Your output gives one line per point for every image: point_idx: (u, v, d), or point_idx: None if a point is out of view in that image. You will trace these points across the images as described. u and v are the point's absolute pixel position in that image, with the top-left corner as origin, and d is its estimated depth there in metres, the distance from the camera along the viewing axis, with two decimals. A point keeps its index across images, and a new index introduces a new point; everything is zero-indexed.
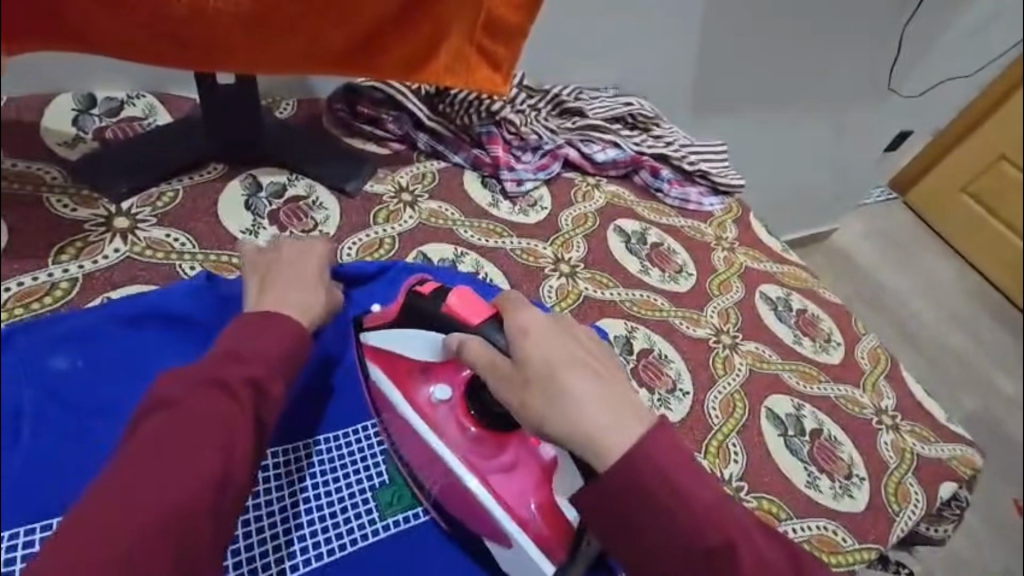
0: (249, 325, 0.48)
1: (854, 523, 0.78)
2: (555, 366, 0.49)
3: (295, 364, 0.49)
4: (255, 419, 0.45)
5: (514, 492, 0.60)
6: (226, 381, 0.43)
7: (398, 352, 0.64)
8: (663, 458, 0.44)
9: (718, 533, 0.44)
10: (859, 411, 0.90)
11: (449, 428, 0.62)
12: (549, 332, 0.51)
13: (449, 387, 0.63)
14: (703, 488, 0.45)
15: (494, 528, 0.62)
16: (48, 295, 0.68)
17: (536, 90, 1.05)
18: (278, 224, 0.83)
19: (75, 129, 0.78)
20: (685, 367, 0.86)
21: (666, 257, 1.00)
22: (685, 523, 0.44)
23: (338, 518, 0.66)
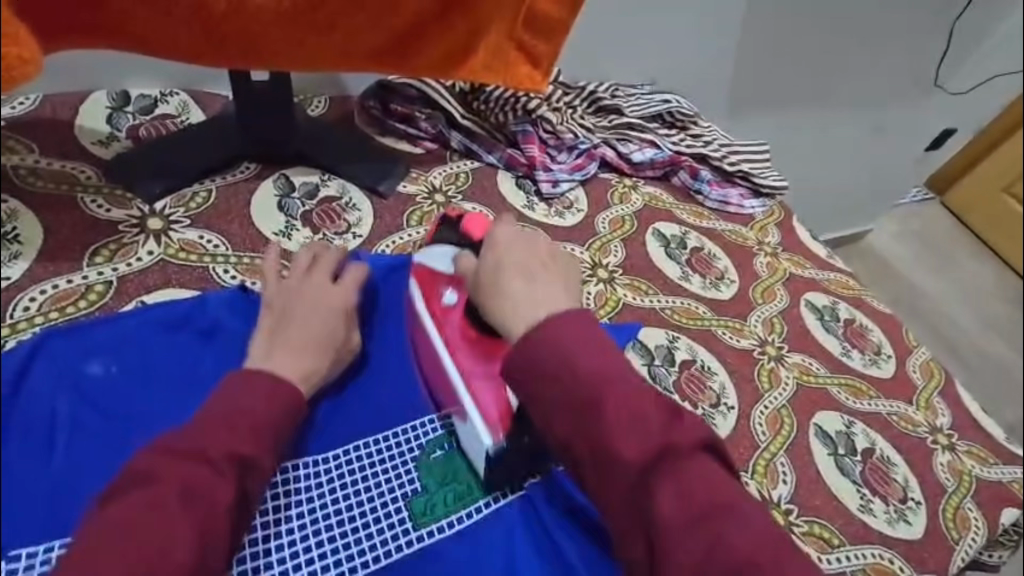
0: (241, 393, 0.59)
1: (911, 551, 0.74)
2: (506, 267, 0.62)
3: (278, 437, 0.59)
4: (239, 490, 0.54)
5: (485, 379, 0.65)
6: (211, 452, 0.53)
7: (428, 261, 0.70)
8: (569, 347, 0.54)
9: (599, 392, 0.52)
10: (914, 430, 0.85)
11: (452, 326, 0.67)
12: (514, 246, 0.64)
13: (457, 293, 0.67)
14: (593, 357, 0.53)
15: (453, 399, 0.67)
16: (83, 298, 0.68)
17: (571, 87, 1.00)
18: (311, 226, 0.80)
19: (110, 127, 0.75)
20: (729, 380, 0.82)
21: (707, 263, 0.96)
22: (572, 385, 0.53)
23: (371, 530, 0.63)
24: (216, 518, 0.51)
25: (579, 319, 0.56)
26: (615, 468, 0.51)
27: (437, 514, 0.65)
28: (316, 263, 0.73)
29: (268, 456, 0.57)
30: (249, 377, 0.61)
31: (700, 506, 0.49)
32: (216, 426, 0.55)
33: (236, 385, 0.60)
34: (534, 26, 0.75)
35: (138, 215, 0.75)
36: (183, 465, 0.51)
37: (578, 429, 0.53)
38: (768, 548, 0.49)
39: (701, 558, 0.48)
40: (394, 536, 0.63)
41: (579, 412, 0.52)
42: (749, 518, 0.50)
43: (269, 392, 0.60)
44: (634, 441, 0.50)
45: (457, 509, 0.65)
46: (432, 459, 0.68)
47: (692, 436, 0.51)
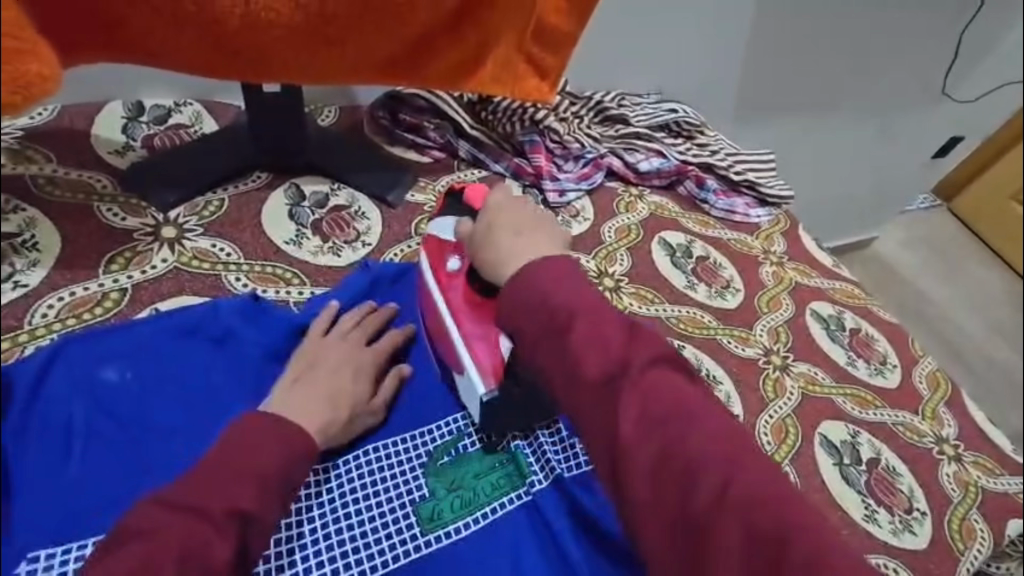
0: (246, 443, 0.56)
1: (916, 561, 0.74)
2: (497, 227, 0.61)
3: (287, 489, 0.56)
4: (237, 548, 0.52)
5: (484, 338, 0.67)
6: (210, 509, 0.51)
7: (436, 231, 0.73)
8: (539, 280, 0.52)
9: (564, 312, 0.50)
10: (919, 440, 0.85)
11: (454, 291, 0.69)
12: (510, 210, 0.63)
13: (460, 259, 0.70)
14: (559, 284, 0.51)
15: (452, 354, 0.69)
16: (98, 305, 0.68)
17: (579, 97, 1.02)
18: (321, 234, 0.82)
19: (125, 137, 0.80)
20: (735, 390, 0.82)
21: (712, 272, 0.97)
22: (538, 305, 0.51)
23: (380, 535, 0.63)
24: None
25: (555, 260, 0.53)
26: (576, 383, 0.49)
27: (446, 519, 0.65)
28: (361, 322, 0.72)
29: (272, 510, 0.55)
30: (258, 426, 0.58)
31: (658, 417, 0.47)
32: (215, 480, 0.53)
33: (245, 434, 0.57)
34: (542, 38, 0.77)
35: (152, 222, 0.75)
36: (180, 521, 0.50)
37: (542, 347, 0.51)
38: (727, 455, 0.47)
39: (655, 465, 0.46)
40: (403, 542, 0.63)
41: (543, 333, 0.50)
42: (715, 428, 0.48)
43: (279, 441, 0.57)
44: (595, 354, 0.49)
45: (465, 514, 0.65)
46: (441, 464, 0.68)
47: (653, 352, 0.50)
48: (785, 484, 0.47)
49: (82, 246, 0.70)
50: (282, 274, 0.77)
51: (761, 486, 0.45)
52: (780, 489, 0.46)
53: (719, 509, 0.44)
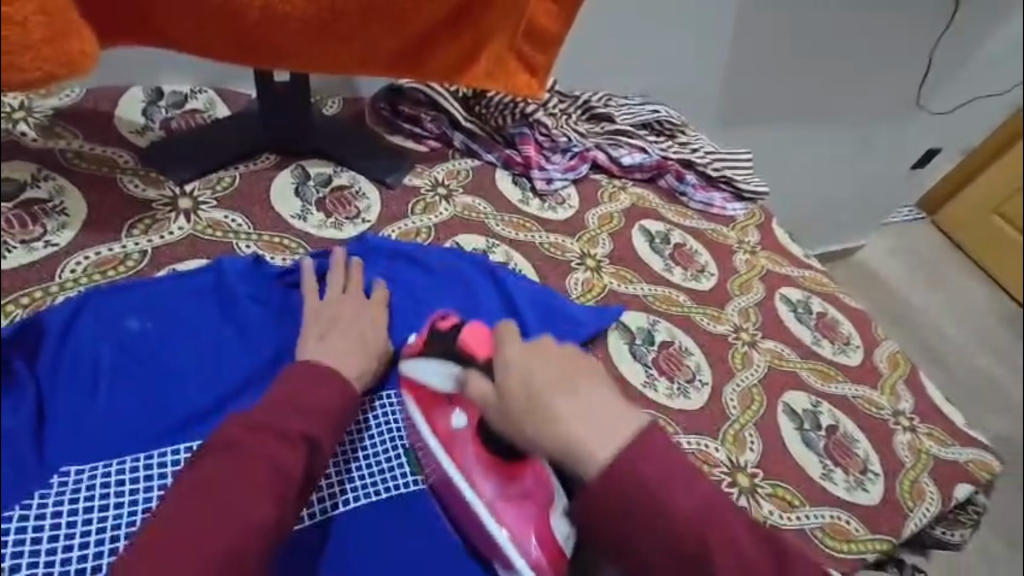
0: (309, 380, 0.62)
1: (867, 515, 0.80)
2: (542, 390, 0.54)
3: (341, 419, 0.63)
4: (307, 463, 0.59)
5: (519, 521, 0.65)
6: (287, 428, 0.57)
7: (428, 381, 0.70)
8: (654, 492, 0.48)
9: (700, 541, 0.48)
10: (876, 411, 0.92)
11: (468, 459, 0.67)
12: (538, 360, 0.57)
13: (464, 415, 0.66)
14: (684, 492, 0.48)
15: (492, 545, 0.66)
16: (121, 264, 0.74)
17: (568, 96, 1.12)
18: (324, 211, 0.89)
19: (144, 119, 0.87)
20: (705, 360, 0.89)
21: (689, 257, 1.04)
22: (669, 529, 0.47)
23: (374, 468, 0.71)
24: (289, 487, 0.56)
25: (651, 445, 0.50)
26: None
27: None
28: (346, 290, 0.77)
29: (331, 437, 0.61)
30: (313, 368, 0.64)
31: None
32: (285, 403, 0.59)
33: (297, 371, 0.64)
34: (531, 37, 0.84)
35: (169, 194, 0.82)
36: (259, 438, 0.56)
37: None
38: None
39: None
40: (394, 476, 0.71)
41: (674, 559, 0.48)
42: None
43: (329, 380, 0.63)
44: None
45: None
46: None
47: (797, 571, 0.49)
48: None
49: (105, 213, 0.76)
50: (289, 244, 0.83)
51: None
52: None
53: None
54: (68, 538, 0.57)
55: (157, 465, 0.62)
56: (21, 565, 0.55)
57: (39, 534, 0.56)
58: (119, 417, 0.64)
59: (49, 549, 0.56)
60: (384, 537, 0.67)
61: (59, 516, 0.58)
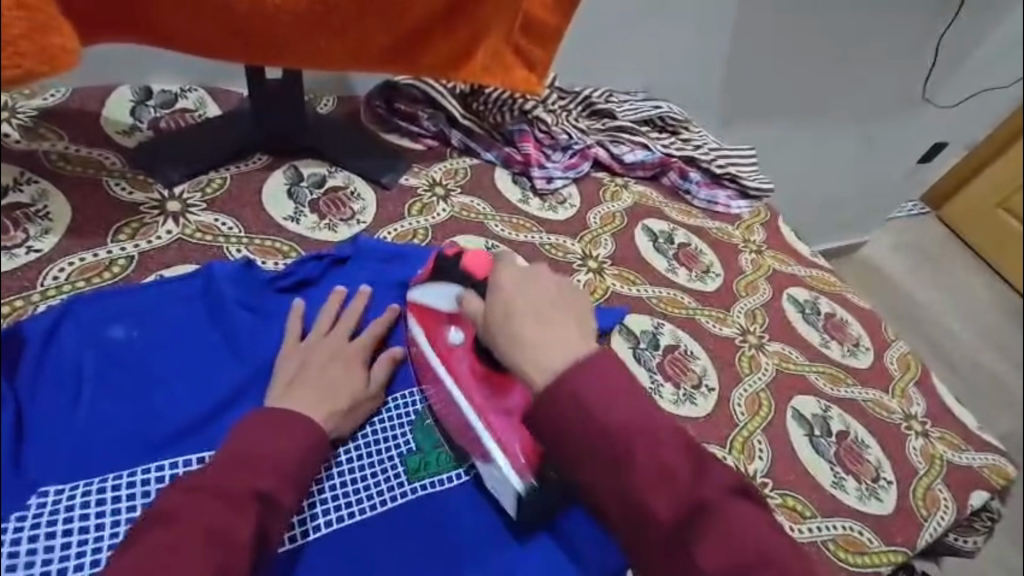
0: (268, 431, 0.60)
1: (881, 526, 0.77)
2: (526, 308, 0.55)
3: (303, 470, 0.60)
4: (259, 526, 0.55)
5: (505, 428, 0.66)
6: (234, 491, 0.54)
7: (429, 303, 0.71)
8: (589, 397, 0.47)
9: (630, 446, 0.47)
10: (887, 416, 0.89)
11: (463, 371, 0.67)
12: (525, 282, 0.57)
13: (463, 333, 0.68)
14: (623, 404, 0.47)
15: (474, 440, 0.68)
16: (106, 270, 0.71)
17: (568, 92, 1.07)
18: (318, 212, 0.86)
19: (132, 119, 0.84)
20: (711, 364, 0.86)
21: (693, 257, 1.01)
22: (598, 433, 0.47)
23: (369, 481, 0.68)
24: (236, 556, 0.53)
25: (603, 363, 0.49)
26: (648, 526, 0.47)
27: (430, 471, 0.70)
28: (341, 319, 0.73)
29: (289, 493, 0.58)
30: (279, 415, 0.62)
31: (740, 563, 0.46)
32: (238, 460, 0.56)
33: (259, 420, 0.61)
34: (528, 31, 0.83)
35: (158, 197, 0.79)
36: (201, 504, 0.53)
37: (607, 481, 0.47)
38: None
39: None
40: (390, 489, 0.68)
41: (604, 464, 0.47)
42: (793, 569, 0.47)
43: (288, 431, 0.60)
44: (665, 495, 0.46)
45: (451, 466, 0.71)
46: (428, 422, 0.73)
47: (725, 484, 0.48)
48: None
49: (91, 216, 0.73)
50: (280, 247, 0.81)
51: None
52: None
53: None
54: (47, 563, 0.54)
55: (145, 482, 0.60)
56: None
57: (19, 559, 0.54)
58: (99, 431, 0.61)
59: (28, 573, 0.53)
60: (382, 549, 0.65)
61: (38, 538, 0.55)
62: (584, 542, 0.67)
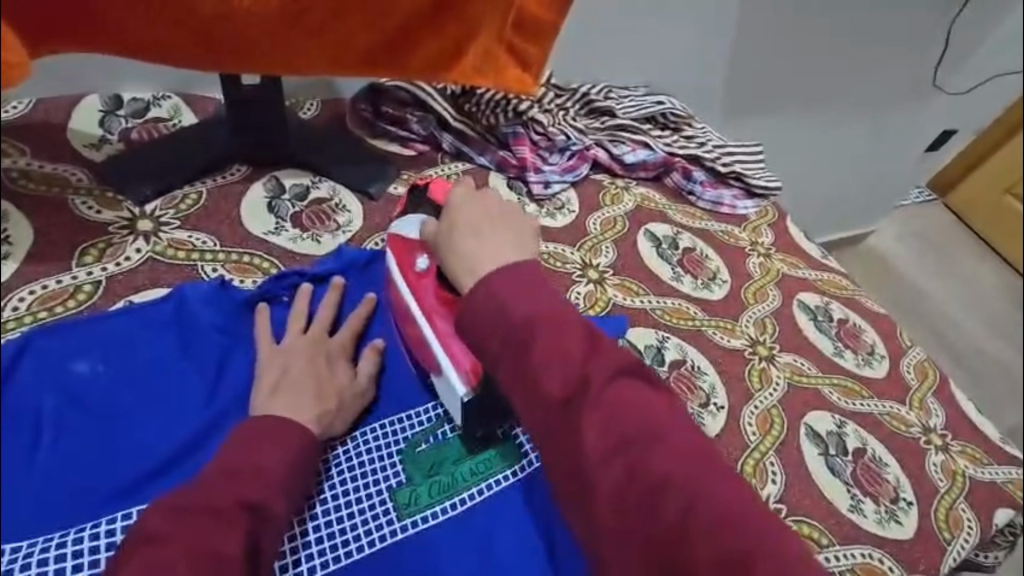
0: (250, 439, 0.58)
1: (902, 552, 0.72)
2: (470, 225, 0.62)
3: (291, 481, 0.58)
4: (250, 541, 0.52)
5: (457, 345, 0.65)
6: (221, 504, 0.52)
7: (400, 232, 0.71)
8: (502, 290, 0.53)
9: (528, 329, 0.51)
10: (906, 430, 0.85)
11: (427, 292, 0.67)
12: (472, 205, 0.64)
13: (429, 259, 0.68)
14: (525, 296, 0.52)
15: (428, 357, 0.68)
16: (71, 298, 0.68)
17: (565, 89, 1.04)
18: (300, 226, 0.81)
19: (102, 130, 0.77)
20: (719, 381, 0.81)
21: (698, 263, 0.96)
22: (500, 320, 0.52)
23: (356, 519, 0.63)
24: (230, 571, 0.49)
25: (517, 266, 0.55)
26: (540, 404, 0.50)
27: (421, 505, 0.65)
28: (316, 319, 0.72)
29: (280, 500, 0.56)
30: (261, 425, 0.60)
31: (627, 435, 0.48)
32: (220, 473, 0.54)
33: (244, 431, 0.59)
34: (522, 29, 0.76)
35: (127, 217, 0.74)
36: (185, 521, 0.50)
37: (509, 363, 0.52)
38: (688, 468, 0.48)
39: (625, 484, 0.47)
40: (378, 527, 0.63)
41: (506, 346, 0.52)
42: (686, 452, 0.48)
43: (273, 438, 0.59)
44: (558, 370, 0.50)
45: (442, 500, 0.65)
46: (419, 451, 0.68)
47: (616, 364, 0.50)
48: (736, 476, 0.49)
49: None
50: (260, 264, 0.77)
51: (715, 507, 0.46)
52: (740, 504, 0.47)
53: (685, 529, 0.46)
54: None
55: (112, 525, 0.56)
56: None
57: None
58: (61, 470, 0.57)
59: None
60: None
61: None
62: None
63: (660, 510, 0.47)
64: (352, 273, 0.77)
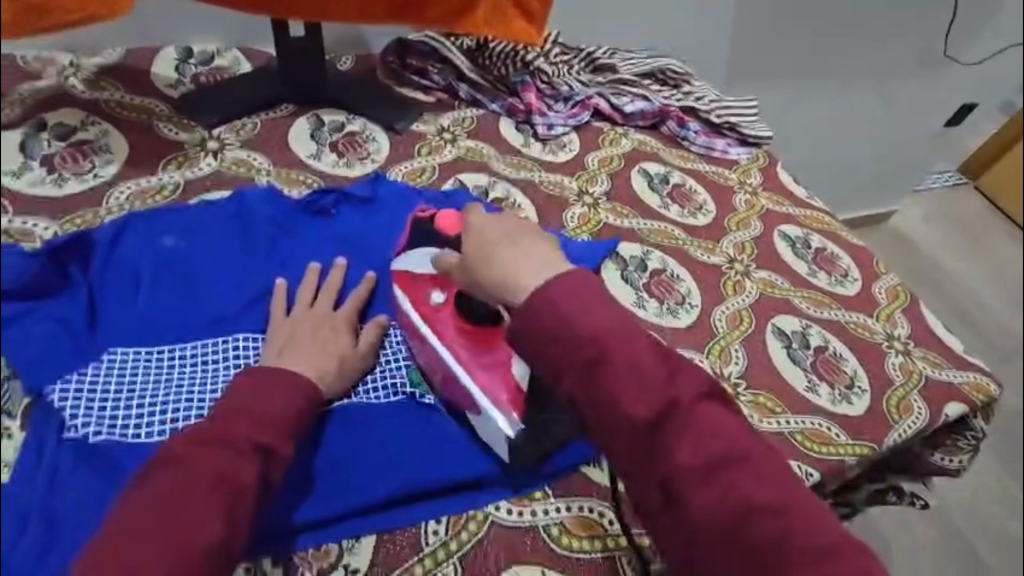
0: (265, 388, 0.62)
1: (849, 423, 0.82)
2: (495, 245, 0.62)
3: (299, 421, 0.62)
4: (262, 473, 0.57)
5: (491, 380, 0.68)
6: (237, 440, 0.56)
7: (410, 268, 0.75)
8: (561, 301, 0.52)
9: (601, 345, 0.50)
10: (869, 336, 0.94)
11: (447, 327, 0.71)
12: (496, 227, 0.65)
13: (444, 292, 0.72)
14: (595, 311, 0.51)
15: (465, 396, 0.70)
16: (159, 193, 0.84)
17: (571, 48, 1.10)
18: (337, 152, 0.97)
19: (177, 75, 0.97)
20: (695, 286, 0.93)
21: (686, 195, 1.07)
22: (567, 335, 0.51)
23: (379, 377, 0.76)
24: (243, 499, 0.54)
25: (574, 277, 0.54)
26: (618, 423, 0.49)
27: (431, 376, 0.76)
28: (320, 294, 0.78)
29: (289, 443, 0.60)
30: (274, 373, 0.64)
31: (714, 457, 0.47)
32: (234, 414, 0.58)
33: (253, 377, 0.63)
34: None
35: (199, 136, 0.92)
36: (204, 451, 0.54)
37: (579, 377, 0.51)
38: (780, 499, 0.46)
39: (717, 509, 0.46)
40: (395, 385, 0.75)
41: (578, 362, 0.51)
42: (772, 474, 0.48)
43: (287, 386, 0.63)
44: (637, 390, 0.49)
45: None
46: None
47: (697, 385, 0.50)
48: (826, 509, 0.48)
49: (142, 152, 0.87)
50: (306, 179, 0.92)
51: (811, 537, 0.45)
52: (837, 542, 0.45)
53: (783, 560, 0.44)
54: (116, 400, 0.66)
55: (196, 350, 0.72)
56: (80, 414, 0.64)
57: (79, 403, 0.65)
58: (153, 309, 0.74)
59: (101, 404, 0.66)
60: (383, 435, 0.71)
61: (95, 385, 0.66)
62: None
63: (755, 537, 0.45)
64: (354, 256, 0.84)
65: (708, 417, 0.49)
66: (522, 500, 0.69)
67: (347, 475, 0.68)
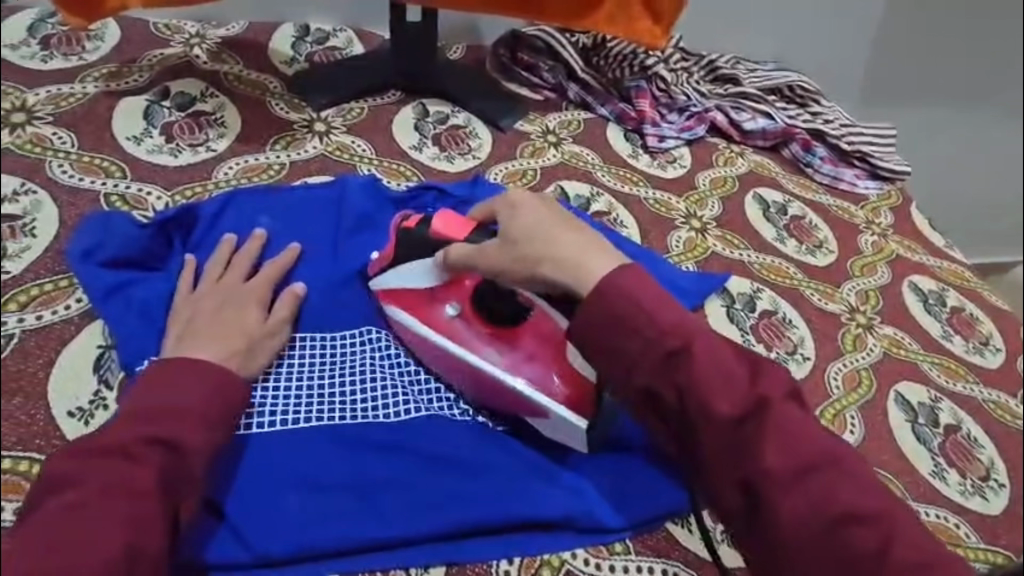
0: (166, 383, 0.58)
1: (982, 524, 0.73)
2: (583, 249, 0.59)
3: (212, 412, 0.59)
4: (163, 474, 0.54)
5: (539, 371, 0.67)
6: (126, 445, 0.53)
7: (409, 285, 0.72)
8: (638, 292, 0.53)
9: (684, 341, 0.52)
10: (1012, 421, 0.82)
11: (469, 337, 0.69)
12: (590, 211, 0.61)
13: (456, 303, 0.70)
14: (673, 309, 0.53)
15: (524, 403, 0.67)
16: (267, 170, 0.85)
17: (692, 53, 0.97)
18: (439, 145, 0.94)
19: (292, 52, 0.96)
20: (809, 335, 0.83)
21: (806, 229, 0.95)
22: (654, 334, 0.52)
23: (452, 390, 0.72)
24: (143, 504, 0.52)
25: (641, 270, 0.55)
26: (709, 428, 0.51)
27: None
28: (232, 266, 0.73)
29: (196, 434, 0.57)
30: (176, 364, 0.60)
31: (803, 459, 0.49)
32: (130, 416, 0.55)
33: (156, 372, 0.60)
34: None
35: (307, 117, 0.91)
36: (95, 464, 0.52)
37: (662, 378, 0.52)
38: (874, 502, 0.49)
39: (814, 514, 0.48)
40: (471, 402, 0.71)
41: (661, 364, 0.52)
42: (859, 472, 0.50)
43: (201, 374, 0.60)
44: (725, 394, 0.51)
45: None
46: None
47: (781, 387, 0.52)
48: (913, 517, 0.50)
49: (254, 129, 0.87)
50: (405, 170, 0.90)
51: (903, 540, 0.48)
52: (929, 546, 0.48)
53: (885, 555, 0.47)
54: None
55: None
56: None
57: None
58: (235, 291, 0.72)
59: None
60: (444, 454, 0.67)
61: None
62: (648, 488, 0.67)
63: (850, 537, 0.48)
64: (372, 239, 0.80)
65: (791, 422, 0.50)
66: (601, 551, 0.64)
67: (415, 490, 0.65)
